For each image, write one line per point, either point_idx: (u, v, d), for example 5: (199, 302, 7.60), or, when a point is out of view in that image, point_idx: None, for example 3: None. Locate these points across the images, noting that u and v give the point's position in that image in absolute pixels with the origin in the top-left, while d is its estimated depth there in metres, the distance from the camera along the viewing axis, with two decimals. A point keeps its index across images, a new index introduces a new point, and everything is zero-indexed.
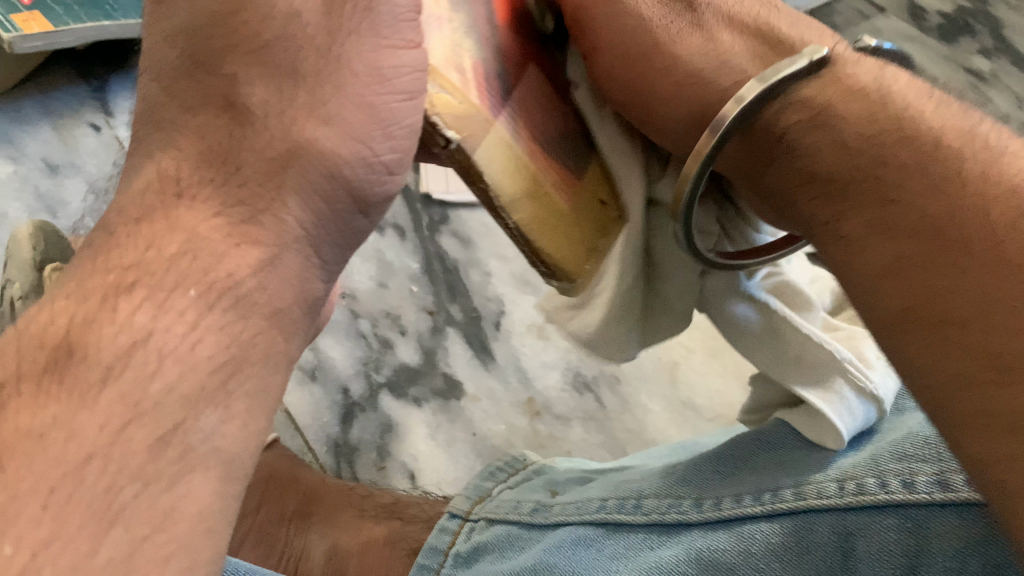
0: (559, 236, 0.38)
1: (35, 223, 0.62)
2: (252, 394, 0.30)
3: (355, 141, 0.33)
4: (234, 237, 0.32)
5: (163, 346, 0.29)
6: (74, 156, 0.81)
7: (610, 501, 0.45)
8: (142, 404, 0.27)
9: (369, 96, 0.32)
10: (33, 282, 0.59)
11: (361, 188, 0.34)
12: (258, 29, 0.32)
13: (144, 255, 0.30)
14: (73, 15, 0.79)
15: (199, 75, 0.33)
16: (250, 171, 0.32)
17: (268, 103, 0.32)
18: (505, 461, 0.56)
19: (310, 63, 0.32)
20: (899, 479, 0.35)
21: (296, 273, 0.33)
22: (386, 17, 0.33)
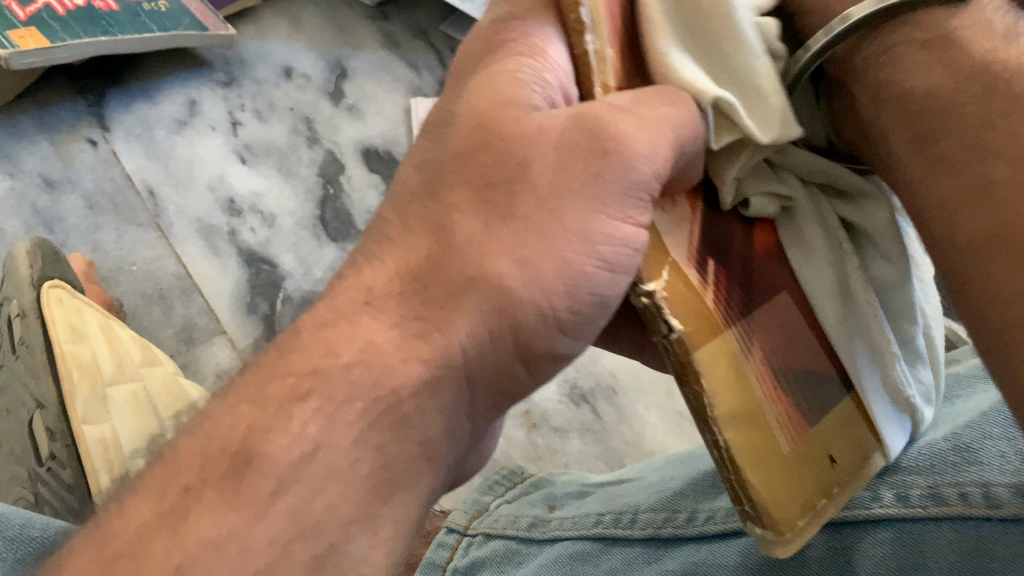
0: (768, 479, 0.30)
1: (34, 241, 0.62)
2: (396, 518, 0.29)
3: (543, 293, 0.29)
4: (404, 353, 0.29)
5: (329, 462, 0.27)
6: (72, 172, 0.81)
7: (607, 516, 0.45)
8: (305, 522, 0.27)
9: (569, 253, 0.29)
10: (32, 302, 0.60)
11: (526, 331, 0.30)
12: (492, 169, 0.30)
13: (322, 361, 0.29)
14: (71, 31, 0.79)
15: (426, 201, 0.31)
16: (433, 296, 0.30)
17: (473, 235, 0.29)
18: (503, 474, 0.56)
19: (526, 206, 0.29)
20: (893, 493, 0.35)
21: (448, 405, 0.31)
22: (614, 175, 0.29)
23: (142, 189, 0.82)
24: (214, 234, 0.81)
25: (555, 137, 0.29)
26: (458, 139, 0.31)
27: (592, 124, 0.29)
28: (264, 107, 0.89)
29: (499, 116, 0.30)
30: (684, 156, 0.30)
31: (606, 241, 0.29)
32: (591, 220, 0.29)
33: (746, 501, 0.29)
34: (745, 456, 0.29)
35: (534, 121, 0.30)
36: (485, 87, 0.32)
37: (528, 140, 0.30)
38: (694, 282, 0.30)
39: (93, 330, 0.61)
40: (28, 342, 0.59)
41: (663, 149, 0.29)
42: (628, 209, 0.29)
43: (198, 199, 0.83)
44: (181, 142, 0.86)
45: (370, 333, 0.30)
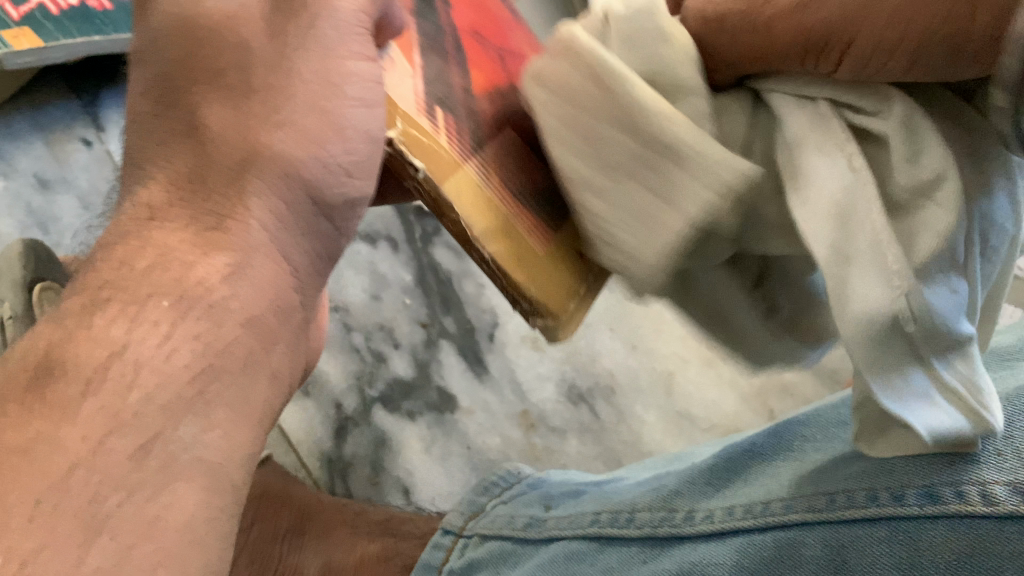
0: (533, 274, 0.36)
1: (27, 241, 0.62)
2: (231, 401, 0.31)
3: (314, 145, 0.34)
4: (200, 246, 0.32)
5: (138, 357, 0.29)
6: (67, 172, 0.81)
7: (603, 515, 0.44)
8: (122, 416, 0.27)
9: (323, 101, 0.34)
10: (23, 303, 0.59)
11: (321, 189, 0.35)
12: (215, 55, 0.33)
13: (162, 278, 0.31)
14: (63, 31, 0.79)
15: (163, 112, 0.34)
16: (214, 185, 0.33)
17: (226, 120, 0.33)
18: (499, 476, 0.55)
19: (261, 78, 0.34)
20: (890, 492, 0.35)
21: (271, 280, 0.34)
22: (327, 27, 0.34)
23: None
24: None
25: (259, 11, 0.34)
26: (171, 48, 0.34)
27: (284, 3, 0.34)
28: None
29: (198, 6, 0.33)
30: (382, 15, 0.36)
31: (350, 83, 0.35)
32: (329, 70, 0.34)
33: (524, 301, 0.37)
34: (508, 262, 0.36)
35: (217, 5, 0.34)
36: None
37: (237, 22, 0.34)
38: (427, 127, 0.36)
39: None
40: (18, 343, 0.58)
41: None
42: (359, 48, 0.35)
43: None
44: None
45: (163, 239, 0.32)
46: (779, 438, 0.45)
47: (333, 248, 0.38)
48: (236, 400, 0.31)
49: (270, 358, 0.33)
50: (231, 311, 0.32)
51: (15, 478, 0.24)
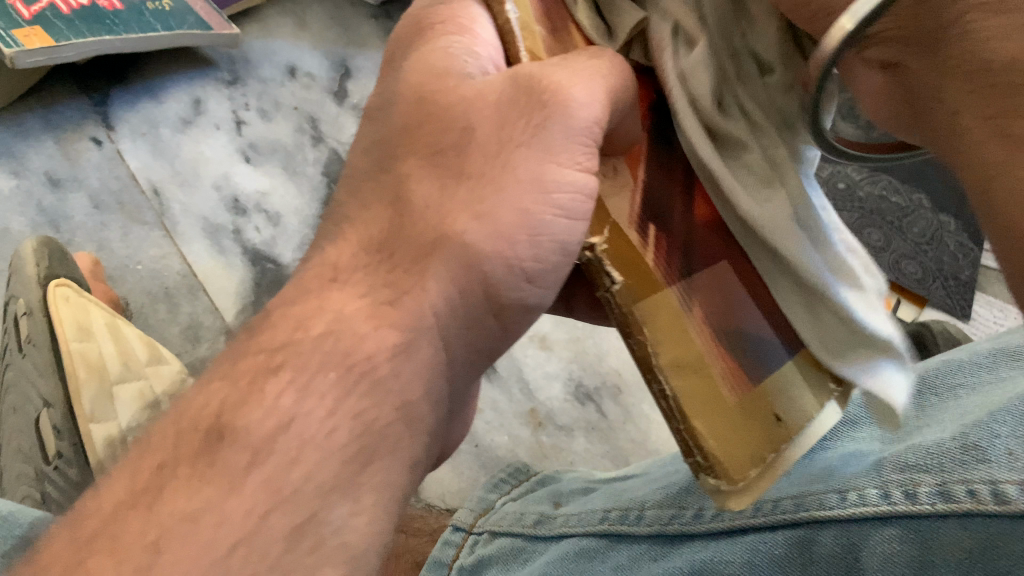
0: (718, 429, 0.31)
1: (42, 239, 0.62)
2: (378, 486, 0.29)
3: (504, 246, 0.31)
4: (372, 319, 0.31)
5: (304, 433, 0.28)
6: (78, 171, 0.81)
7: (614, 512, 0.45)
8: (283, 493, 0.27)
9: (525, 200, 0.31)
10: (38, 299, 0.60)
11: (497, 288, 0.32)
12: (441, 139, 0.32)
13: (293, 335, 0.30)
14: (75, 31, 0.79)
15: (378, 175, 0.33)
16: (398, 258, 0.32)
17: (431, 199, 0.32)
18: (509, 472, 0.56)
19: (476, 163, 0.31)
20: (902, 490, 0.35)
21: (429, 368, 0.32)
22: (559, 130, 0.31)
23: (147, 188, 0.82)
24: (219, 233, 0.82)
25: (496, 99, 0.32)
26: (403, 116, 0.33)
27: (524, 81, 0.31)
28: (270, 106, 0.91)
29: (441, 87, 0.33)
30: (617, 112, 0.33)
31: (558, 189, 0.31)
32: (538, 165, 0.31)
33: (697, 451, 0.30)
34: (694, 406, 0.30)
35: (467, 88, 0.32)
36: (420, 61, 0.34)
37: (465, 105, 0.32)
38: (636, 242, 0.32)
39: (100, 328, 0.61)
40: (37, 341, 0.59)
41: (601, 100, 0.31)
42: (580, 158, 0.32)
43: (203, 198, 0.83)
44: (185, 141, 0.87)
45: (339, 303, 0.31)
46: None
47: (497, 347, 0.36)
48: (384, 483, 0.30)
49: (412, 447, 0.31)
50: (390, 394, 0.30)
51: (183, 548, 0.25)
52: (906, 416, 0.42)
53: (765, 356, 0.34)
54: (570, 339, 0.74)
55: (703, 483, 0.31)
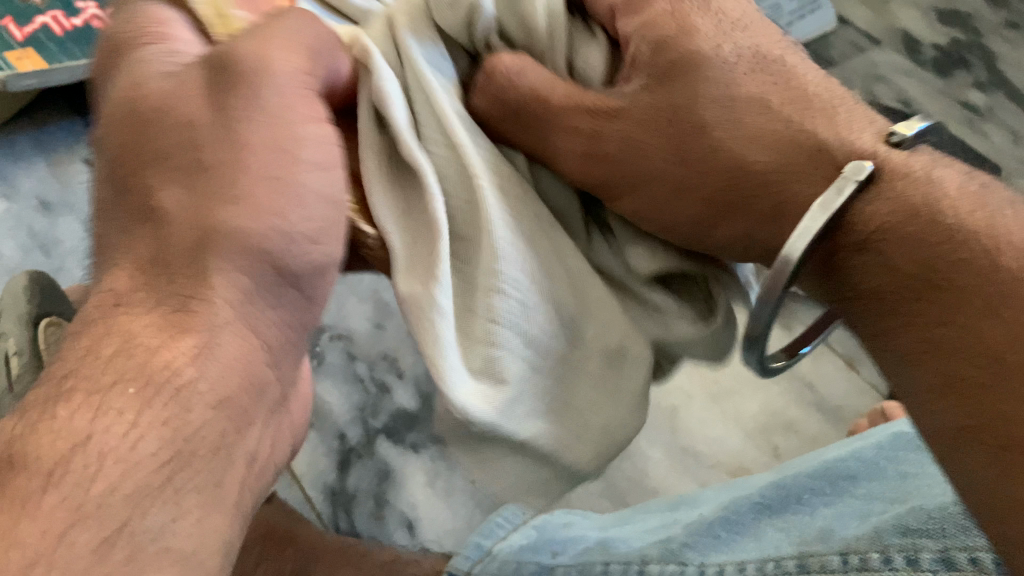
0: (486, 333, 0.40)
1: (32, 274, 0.62)
2: (200, 486, 0.33)
3: (264, 244, 0.34)
4: (163, 333, 0.33)
5: (103, 447, 0.30)
6: (69, 195, 0.80)
7: (612, 566, 0.44)
8: (84, 508, 0.29)
9: (269, 170, 0.35)
10: (28, 339, 0.58)
11: (286, 262, 0.35)
12: (191, 142, 0.34)
13: (83, 361, 0.32)
14: (67, 52, 0.79)
15: (122, 194, 0.35)
16: (172, 259, 0.34)
17: (179, 202, 0.34)
18: (504, 514, 0.54)
19: (215, 157, 0.34)
20: (903, 555, 0.34)
21: (236, 358, 0.34)
22: (268, 90, 0.35)
23: None
24: None
25: (197, 88, 0.35)
26: (121, 147, 0.35)
27: (218, 62, 0.35)
28: None
29: (141, 94, 0.35)
30: (319, 66, 0.38)
31: (298, 198, 0.35)
32: (285, 136, 0.35)
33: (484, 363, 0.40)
34: (459, 309, 0.40)
35: (156, 88, 0.35)
36: (130, 70, 0.36)
37: (171, 102, 0.35)
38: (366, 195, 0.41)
39: None
40: (20, 382, 0.56)
41: (297, 55, 0.36)
42: (313, 114, 0.36)
43: None
44: None
45: (128, 324, 0.33)
46: (790, 489, 0.45)
47: (304, 317, 0.38)
48: (205, 490, 0.33)
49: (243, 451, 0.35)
50: (201, 395, 0.33)
51: None
52: (907, 472, 0.42)
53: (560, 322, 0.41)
54: None
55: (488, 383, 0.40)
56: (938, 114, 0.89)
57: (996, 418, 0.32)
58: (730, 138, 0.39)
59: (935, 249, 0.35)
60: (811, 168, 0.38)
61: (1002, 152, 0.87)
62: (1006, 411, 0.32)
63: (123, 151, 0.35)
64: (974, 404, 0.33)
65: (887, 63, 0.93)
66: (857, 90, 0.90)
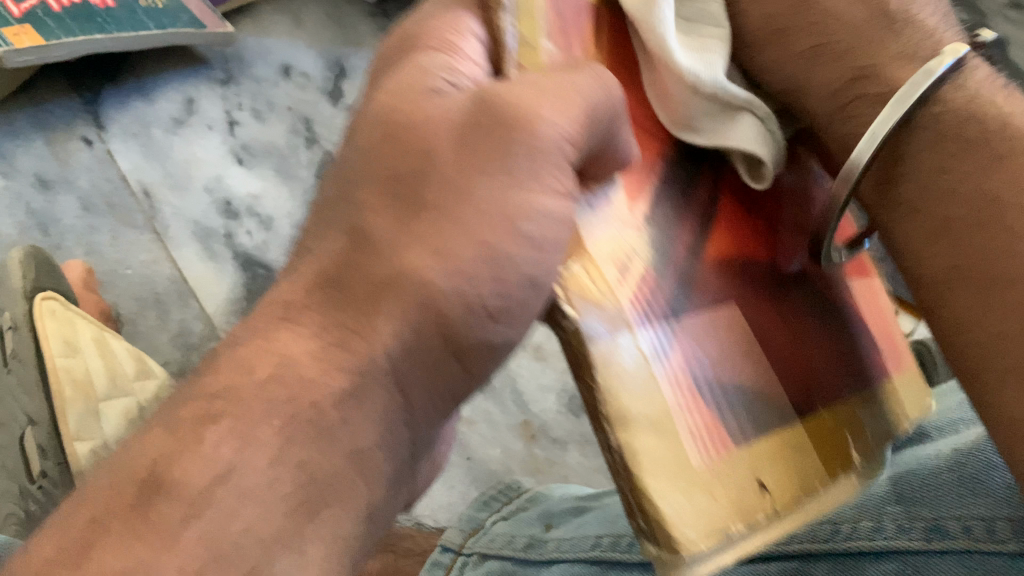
0: (681, 491, 0.29)
1: (29, 249, 0.61)
2: (329, 538, 0.28)
3: (463, 278, 0.30)
4: (324, 361, 0.30)
5: (242, 484, 0.27)
6: (68, 172, 0.80)
7: (606, 538, 0.44)
8: (221, 547, 0.26)
9: (485, 235, 0.30)
10: (25, 314, 0.60)
11: (456, 333, 0.31)
12: (398, 157, 0.30)
13: (236, 379, 0.29)
14: (66, 29, 0.78)
15: (335, 204, 0.31)
16: (354, 295, 0.30)
17: (386, 235, 0.30)
18: (500, 489, 0.56)
19: (432, 190, 0.30)
20: (895, 523, 0.34)
21: (381, 414, 0.31)
22: (520, 152, 0.30)
23: (138, 190, 0.81)
24: (210, 237, 0.80)
25: (456, 119, 0.30)
26: (372, 126, 0.31)
27: (492, 105, 0.30)
28: (263, 106, 0.88)
29: (406, 97, 0.31)
30: (597, 130, 0.31)
31: (529, 219, 0.30)
32: (507, 130, 0.30)
33: (640, 516, 0.29)
34: (643, 467, 0.28)
35: (431, 109, 0.31)
36: (404, 74, 0.32)
37: (429, 123, 0.30)
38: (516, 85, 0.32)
39: (87, 343, 0.60)
40: (21, 355, 0.59)
41: (573, 118, 0.30)
42: (546, 180, 0.30)
43: (195, 202, 0.81)
44: (178, 142, 0.85)
45: (285, 346, 0.30)
46: None
47: (461, 388, 0.33)
48: (338, 530, 0.29)
49: None
50: (339, 443, 0.29)
51: None
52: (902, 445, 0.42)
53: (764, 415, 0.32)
54: None
55: (646, 551, 0.29)
56: None
57: None
58: (841, 3, 0.37)
59: (977, 122, 0.34)
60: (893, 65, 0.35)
61: None
62: None
63: (378, 142, 0.31)
64: None
65: None
66: None
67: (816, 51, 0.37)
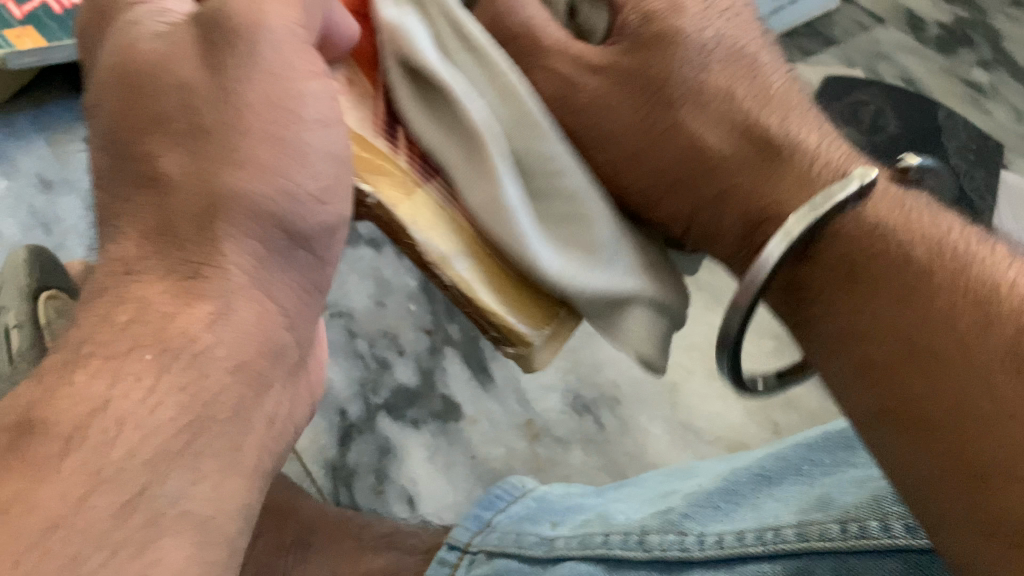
0: (497, 287, 0.42)
1: (32, 250, 0.62)
2: (219, 450, 0.33)
3: (277, 177, 0.33)
4: (179, 297, 0.33)
5: (121, 412, 0.31)
6: (69, 174, 0.80)
7: (613, 536, 0.44)
8: (100, 474, 0.29)
9: (262, 152, 0.33)
10: (28, 311, 0.58)
11: (293, 221, 0.34)
12: (160, 103, 0.33)
13: (102, 329, 0.32)
14: (68, 31, 0.78)
15: (122, 163, 0.34)
16: (184, 230, 0.34)
17: (184, 167, 0.33)
18: (504, 488, 0.55)
19: (210, 118, 0.33)
20: (902, 523, 0.35)
21: (256, 321, 0.35)
22: (264, 54, 0.34)
23: None
24: None
25: (187, 52, 0.34)
26: (149, 98, 0.34)
27: (210, 23, 0.34)
28: None
29: (132, 52, 0.34)
30: (313, 17, 0.35)
31: (315, 123, 0.34)
32: (249, 50, 0.33)
33: (492, 328, 0.43)
34: (470, 288, 0.41)
35: (149, 50, 0.34)
36: (119, 35, 0.35)
37: (172, 66, 0.34)
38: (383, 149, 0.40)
39: None
40: (23, 353, 0.57)
41: (295, 9, 0.34)
42: (309, 67, 0.35)
43: None
44: None
45: (145, 293, 0.33)
46: (789, 462, 0.45)
47: (321, 278, 0.38)
48: (223, 451, 0.33)
49: (260, 417, 0.35)
50: (215, 359, 0.33)
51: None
52: None
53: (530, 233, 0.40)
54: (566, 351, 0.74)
55: (508, 353, 0.44)
56: (940, 91, 0.88)
57: (963, 455, 0.32)
58: (705, 130, 0.41)
59: (868, 245, 0.37)
60: (760, 172, 0.40)
61: (1005, 130, 0.86)
62: (989, 453, 0.31)
63: (150, 125, 0.34)
64: (962, 459, 0.32)
65: (890, 40, 0.92)
66: (859, 67, 0.89)
67: (673, 161, 0.41)
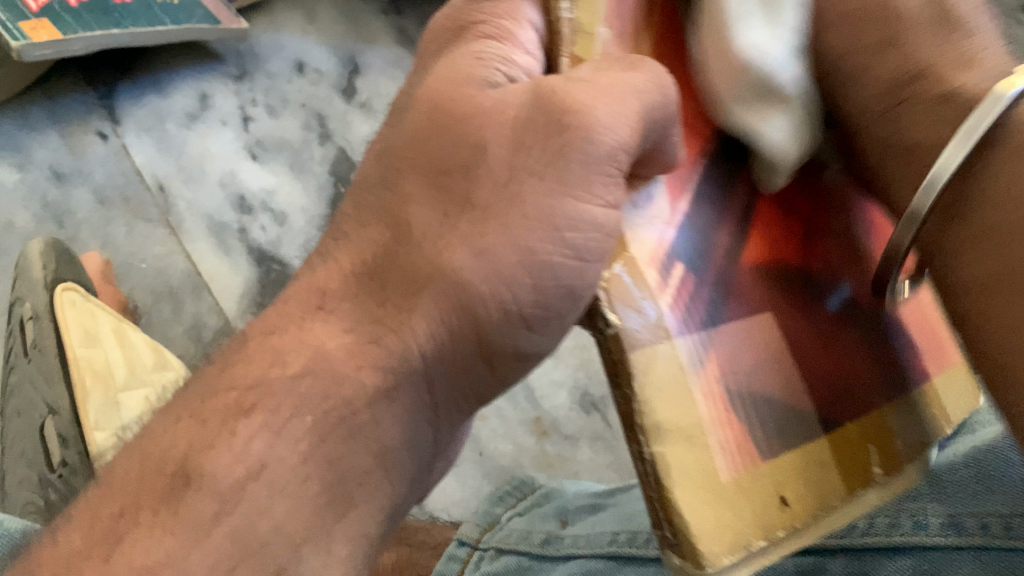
0: (708, 503, 0.28)
1: (48, 241, 0.62)
2: (350, 536, 0.30)
3: (499, 283, 0.30)
4: (358, 359, 0.31)
5: (272, 478, 0.29)
6: (83, 165, 0.80)
7: (622, 535, 0.44)
8: (252, 545, 0.28)
9: (530, 240, 0.29)
10: (46, 304, 0.61)
11: (492, 335, 0.31)
12: (444, 154, 0.30)
13: (267, 371, 0.30)
14: (83, 23, 0.78)
15: (379, 189, 0.32)
16: (390, 293, 0.31)
17: (428, 224, 0.30)
18: (513, 484, 0.56)
19: (483, 194, 0.29)
20: (912, 520, 0.34)
21: (406, 416, 0.32)
22: (575, 161, 0.29)
23: (152, 184, 0.81)
24: (224, 231, 0.80)
25: (515, 114, 0.29)
26: (412, 121, 0.32)
27: (548, 97, 0.29)
28: (277, 102, 0.88)
29: (459, 92, 0.31)
30: (654, 125, 0.29)
31: (573, 228, 0.29)
32: (557, 131, 0.29)
33: (666, 527, 0.28)
34: (677, 480, 0.28)
35: (482, 98, 0.30)
36: (450, 63, 0.32)
37: (484, 118, 0.30)
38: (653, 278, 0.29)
39: (107, 335, 0.62)
40: (41, 345, 0.60)
41: (627, 121, 0.29)
42: (598, 191, 0.29)
43: (208, 196, 0.82)
44: (192, 137, 0.85)
45: (326, 342, 0.31)
46: None
47: (482, 392, 0.35)
48: (356, 533, 0.30)
49: (391, 487, 0.32)
50: (368, 441, 0.31)
51: None
52: None
53: (780, 427, 0.30)
54: (576, 347, 0.73)
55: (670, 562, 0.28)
56: None
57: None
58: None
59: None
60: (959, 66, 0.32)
61: None
62: None
63: (421, 150, 0.31)
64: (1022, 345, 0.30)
65: None
66: None
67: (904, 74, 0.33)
